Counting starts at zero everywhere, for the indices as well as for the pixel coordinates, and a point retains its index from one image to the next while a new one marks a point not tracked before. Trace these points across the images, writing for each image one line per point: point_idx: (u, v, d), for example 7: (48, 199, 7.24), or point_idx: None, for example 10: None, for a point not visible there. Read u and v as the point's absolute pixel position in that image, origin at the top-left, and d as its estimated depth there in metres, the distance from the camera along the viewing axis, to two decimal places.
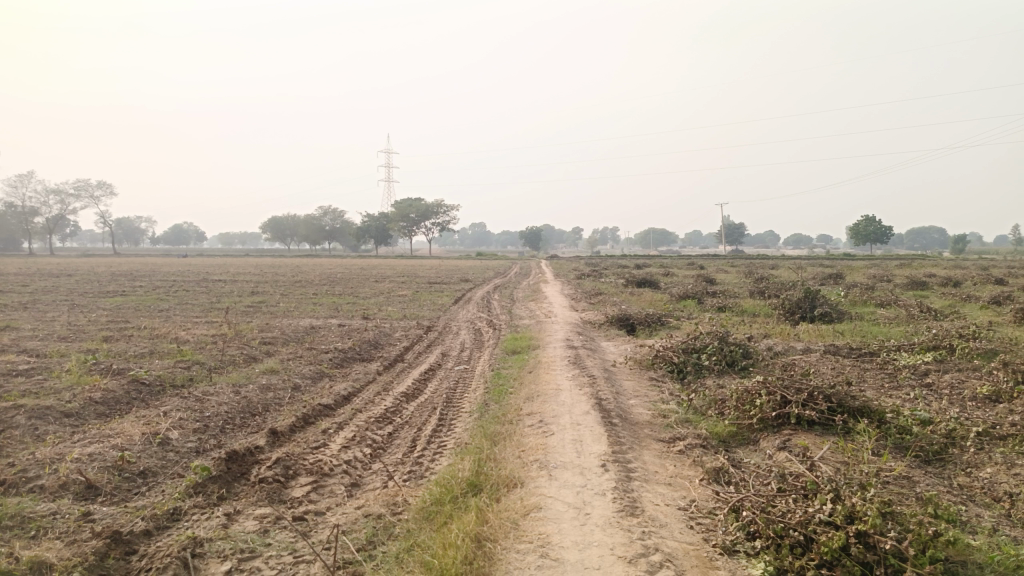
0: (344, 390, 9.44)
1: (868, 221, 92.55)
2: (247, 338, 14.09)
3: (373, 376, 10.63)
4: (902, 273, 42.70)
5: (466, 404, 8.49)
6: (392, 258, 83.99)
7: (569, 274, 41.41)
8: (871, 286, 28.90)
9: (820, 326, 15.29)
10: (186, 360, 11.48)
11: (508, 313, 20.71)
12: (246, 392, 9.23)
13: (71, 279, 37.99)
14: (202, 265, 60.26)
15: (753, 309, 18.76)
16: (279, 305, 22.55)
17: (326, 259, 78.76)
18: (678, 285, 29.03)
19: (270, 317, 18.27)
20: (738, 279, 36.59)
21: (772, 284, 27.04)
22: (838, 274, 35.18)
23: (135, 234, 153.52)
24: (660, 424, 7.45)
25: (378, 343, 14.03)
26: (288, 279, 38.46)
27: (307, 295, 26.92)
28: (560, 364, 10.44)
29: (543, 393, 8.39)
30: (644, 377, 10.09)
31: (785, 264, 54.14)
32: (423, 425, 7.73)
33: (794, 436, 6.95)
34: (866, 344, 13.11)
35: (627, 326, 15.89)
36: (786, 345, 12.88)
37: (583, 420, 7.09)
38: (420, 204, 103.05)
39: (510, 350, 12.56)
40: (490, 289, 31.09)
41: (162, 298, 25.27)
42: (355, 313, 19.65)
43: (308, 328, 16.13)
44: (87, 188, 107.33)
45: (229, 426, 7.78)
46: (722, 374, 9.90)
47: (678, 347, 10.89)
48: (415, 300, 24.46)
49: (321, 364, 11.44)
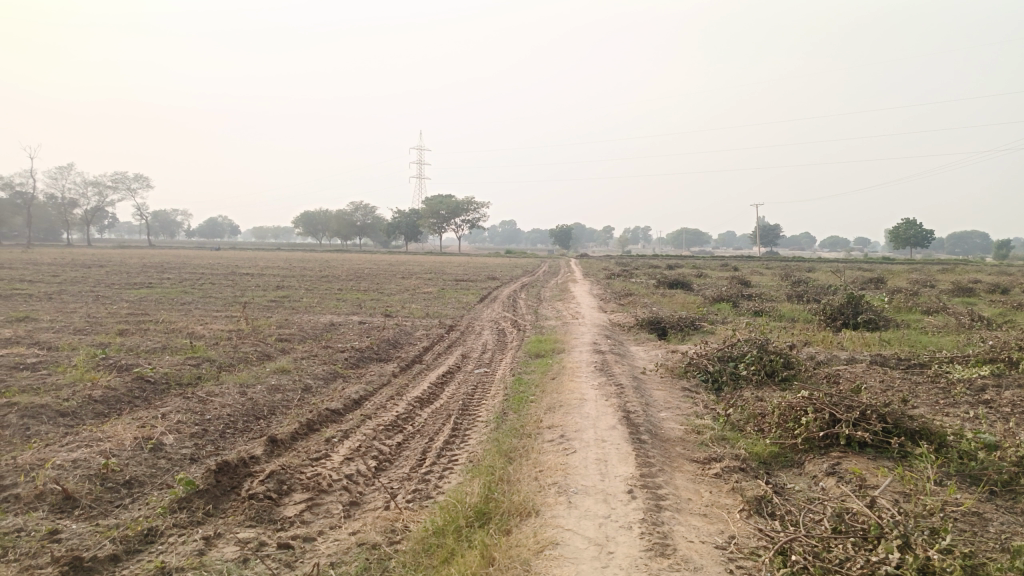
0: (355, 393, 8.91)
1: (908, 224, 90.10)
2: (263, 335, 13.71)
3: (389, 378, 10.10)
4: (944, 279, 41.16)
5: (482, 413, 7.91)
6: (421, 255, 83.83)
7: (599, 274, 40.72)
8: (915, 292, 27.77)
9: (864, 334, 14.44)
10: (197, 357, 11.07)
11: (535, 313, 20.14)
12: (253, 393, 8.77)
13: (102, 269, 38.35)
14: (233, 259, 60.73)
15: (791, 314, 17.93)
16: (302, 300, 22.23)
17: (355, 254, 79.03)
18: (711, 288, 28.19)
19: (290, 312, 17.90)
20: (773, 280, 35.58)
21: (811, 288, 26.12)
22: (879, 278, 33.98)
23: (171, 228, 156.13)
24: (693, 441, 6.79)
25: (397, 342, 13.53)
26: (314, 274, 38.35)
27: (332, 290, 26.62)
28: (586, 371, 9.81)
29: (565, 403, 7.76)
30: (675, 387, 9.41)
31: (822, 267, 52.75)
32: (435, 435, 7.17)
33: (844, 460, 6.24)
34: (914, 355, 12.25)
35: (657, 329, 15.19)
36: (828, 354, 12.07)
37: (608, 436, 6.46)
38: (451, 200, 102.89)
39: (534, 353, 11.95)
40: (517, 288, 30.48)
41: (186, 291, 25.13)
42: (377, 310, 19.22)
43: (327, 325, 15.73)
44: (125, 181, 109.29)
45: (229, 431, 7.30)
46: (761, 387, 9.19)
47: (713, 356, 10.20)
48: (440, 298, 23.98)
49: (336, 363, 10.95)
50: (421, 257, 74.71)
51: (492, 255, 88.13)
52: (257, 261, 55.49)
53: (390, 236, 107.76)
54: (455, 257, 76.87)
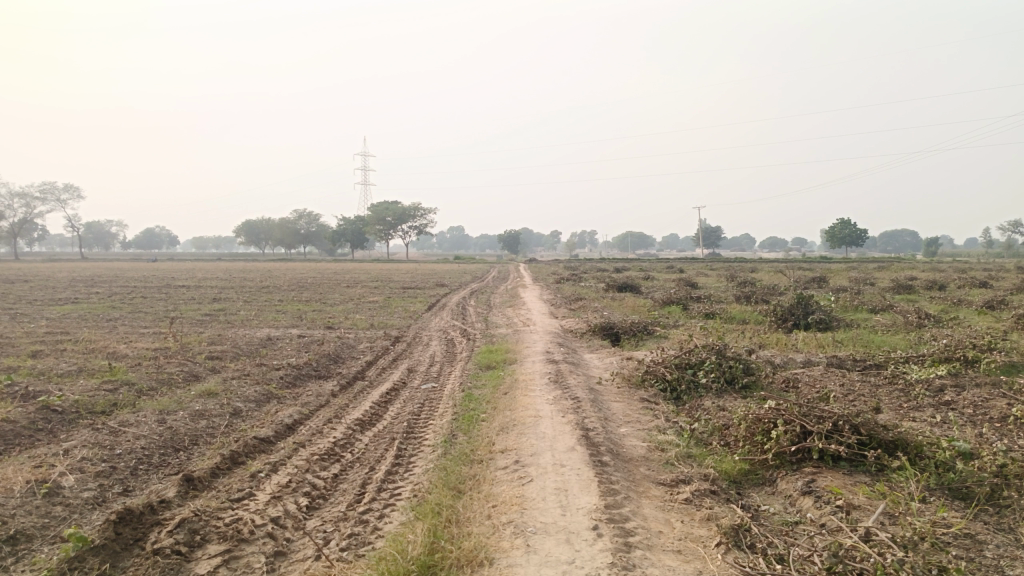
0: (288, 418, 8.13)
1: (844, 224, 92.73)
2: (193, 353, 12.74)
3: (327, 397, 9.35)
4: (884, 277, 42.07)
5: (428, 436, 7.25)
6: (368, 263, 82.41)
7: (549, 278, 40.36)
8: (859, 291, 28.16)
9: (817, 334, 14.27)
10: (114, 381, 10.09)
11: (484, 320, 19.55)
12: (173, 421, 7.91)
13: (27, 285, 36.32)
14: (171, 270, 58.33)
15: (742, 316, 17.75)
16: (240, 313, 21.14)
17: (299, 263, 77.13)
18: (660, 290, 28.06)
19: (225, 327, 16.85)
20: (721, 281, 35.84)
21: (759, 288, 26.22)
22: (822, 277, 34.48)
23: (105, 239, 150.32)
24: (657, 461, 6.28)
25: (338, 357, 12.74)
26: (255, 285, 37.02)
27: (272, 302, 25.49)
28: (540, 383, 9.24)
29: (519, 422, 7.16)
30: (633, 398, 8.91)
31: (766, 267, 53.61)
32: (376, 464, 6.48)
33: (819, 476, 5.81)
34: (870, 356, 12.05)
35: (610, 335, 14.74)
36: (784, 357, 11.76)
37: (567, 459, 5.88)
38: (397, 207, 101.57)
39: (484, 365, 11.31)
40: (466, 295, 29.83)
41: (115, 307, 23.68)
42: (319, 322, 18.33)
43: (264, 339, 14.80)
44: (54, 191, 104.63)
45: (142, 468, 6.46)
46: (722, 395, 8.76)
47: (670, 363, 9.73)
48: (386, 307, 23.20)
49: (270, 383, 10.12)
50: (368, 265, 73.26)
51: (440, 261, 87.19)
52: (195, 272, 53.40)
53: (335, 244, 105.74)
54: (403, 264, 75.57)
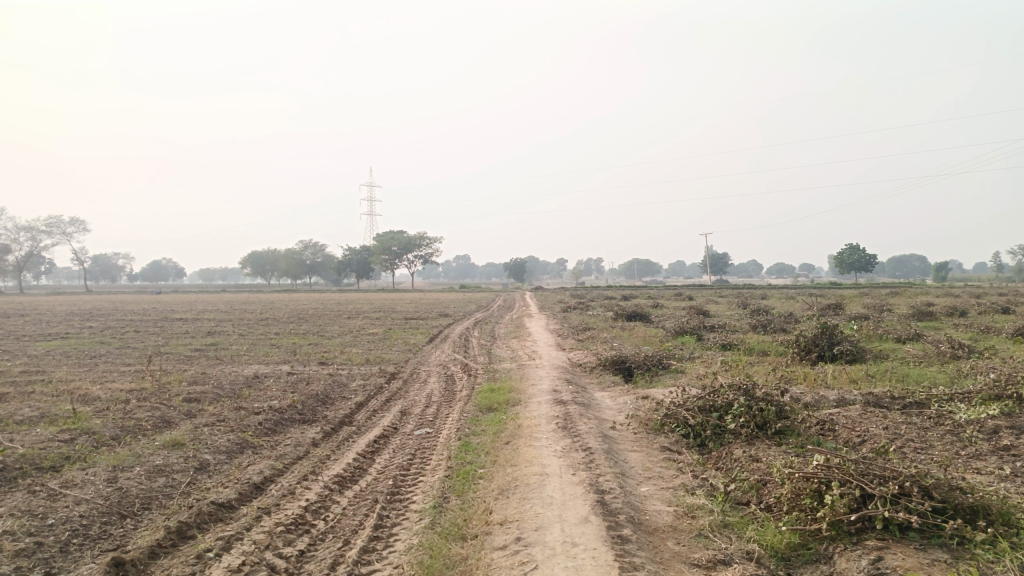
0: (259, 475, 7.10)
1: (851, 249, 91.67)
2: (170, 395, 11.72)
3: (307, 447, 8.32)
4: (900, 302, 40.94)
5: (416, 500, 6.22)
6: (370, 294, 81.66)
7: (556, 307, 39.38)
8: (878, 317, 26.98)
9: (846, 368, 13.16)
10: (74, 430, 9.06)
11: (487, 353, 18.52)
12: (126, 481, 6.88)
13: (22, 319, 35.64)
14: (172, 302, 57.73)
15: (761, 348, 16.69)
16: (232, 348, 20.15)
17: (302, 295, 76.38)
18: (671, 319, 26.99)
19: (212, 364, 15.86)
20: (732, 309, 34.73)
21: (775, 316, 25.12)
22: (838, 303, 33.33)
23: (111, 271, 150.50)
24: (688, 533, 5.22)
25: (328, 398, 11.71)
26: (255, 316, 36.13)
27: (268, 335, 24.54)
28: (545, 430, 8.19)
29: (522, 483, 6.10)
30: (653, 447, 7.85)
31: (776, 294, 52.54)
32: (352, 537, 5.44)
33: (887, 552, 4.74)
34: (908, 392, 10.96)
35: (622, 370, 13.68)
36: (815, 395, 10.68)
37: (580, 536, 4.84)
38: (402, 237, 100.98)
39: (485, 407, 10.24)
40: (469, 325, 28.81)
41: (104, 342, 22.69)
42: (313, 357, 17.33)
43: (250, 378, 13.78)
44: (59, 224, 104.69)
45: (75, 544, 5.43)
46: (754, 444, 7.69)
47: (693, 406, 8.67)
48: (385, 340, 22.20)
49: (246, 430, 9.09)
50: (372, 295, 72.34)
51: (446, 290, 86.23)
52: (196, 304, 52.48)
53: (341, 274, 105.17)
54: (408, 293, 74.61)
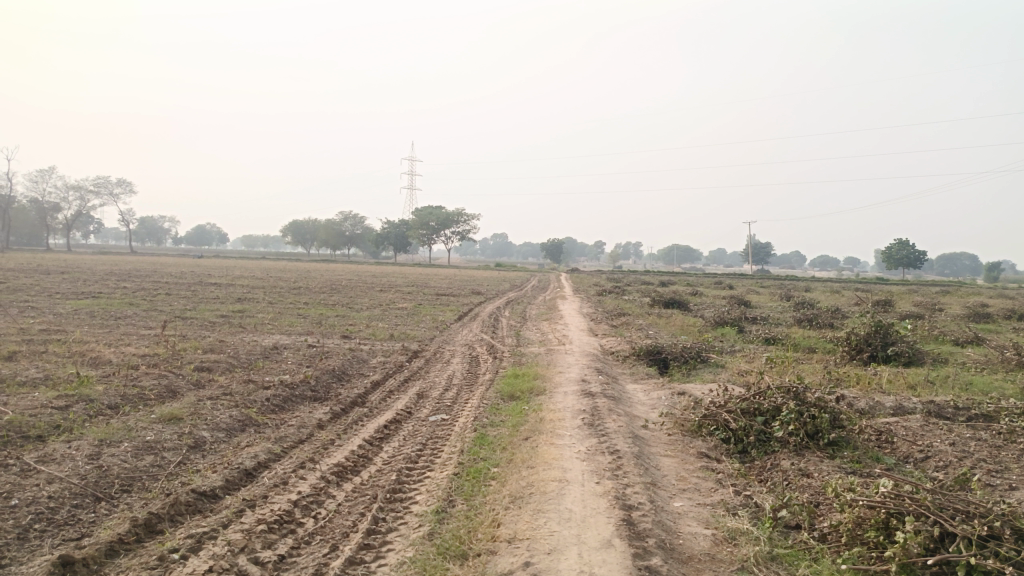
0: (253, 459, 6.48)
1: (900, 245, 88.49)
2: (181, 363, 11.25)
3: (312, 429, 7.71)
4: (952, 302, 39.02)
5: (419, 501, 5.52)
6: (405, 269, 81.60)
7: (592, 290, 38.47)
8: (931, 318, 25.55)
9: (902, 372, 12.12)
10: (72, 395, 8.59)
11: (516, 335, 17.77)
12: (109, 458, 6.32)
13: (62, 276, 36.13)
14: (210, 267, 58.17)
15: (806, 344, 15.66)
16: (258, 316, 19.76)
17: (338, 266, 76.59)
18: (710, 308, 25.98)
19: (233, 332, 15.42)
20: (774, 300, 33.38)
21: (821, 311, 23.89)
22: (887, 300, 31.76)
23: (156, 234, 153.47)
24: (728, 564, 4.43)
25: (344, 375, 11.10)
26: (288, 285, 36.00)
27: (297, 305, 24.14)
28: (570, 426, 7.43)
29: (538, 491, 5.37)
30: (688, 452, 7.05)
31: (821, 287, 50.72)
32: (341, 542, 4.76)
33: None
34: (973, 402, 9.94)
35: (658, 361, 12.84)
36: (869, 400, 9.73)
37: (599, 565, 4.09)
38: (440, 212, 100.54)
39: (507, 394, 9.51)
40: (500, 304, 28.19)
41: (132, 304, 22.49)
42: (336, 330, 16.79)
43: (268, 348, 13.29)
44: (107, 185, 106.64)
45: (36, 530, 4.85)
46: (805, 456, 6.84)
47: (735, 408, 7.83)
48: (414, 315, 21.60)
49: (250, 407, 8.52)
50: (407, 269, 72.17)
51: (482, 268, 85.64)
52: (232, 270, 52.57)
53: (378, 247, 105.47)
54: (444, 269, 74.09)
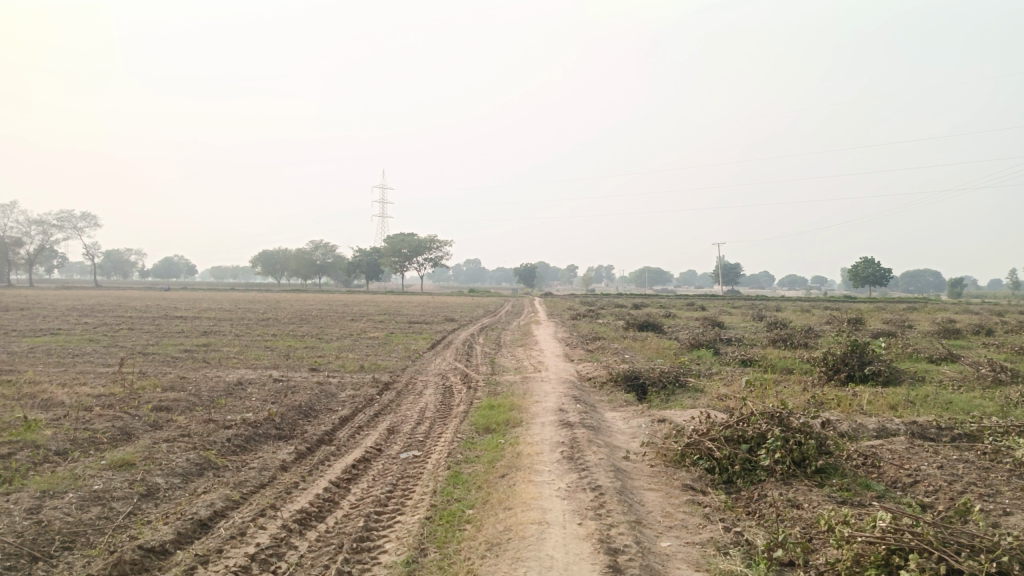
0: (210, 508, 6.03)
1: (866, 263, 90.01)
2: (139, 403, 10.69)
3: (275, 471, 7.25)
4: (921, 319, 39.47)
5: (389, 550, 5.11)
6: (377, 297, 80.83)
7: (566, 315, 38.24)
8: (903, 335, 25.73)
9: (881, 392, 12.00)
10: (16, 441, 8.02)
11: (490, 363, 17.40)
12: (51, 512, 5.82)
13: (19, 313, 34.95)
14: (175, 300, 56.99)
15: (783, 365, 15.52)
16: (224, 350, 19.14)
17: (308, 295, 75.64)
18: (684, 330, 25.90)
19: (196, 368, 14.82)
20: (747, 321, 33.44)
21: (794, 331, 23.90)
22: (858, 318, 32.03)
23: (122, 267, 150.79)
24: None
25: (312, 411, 10.62)
26: (256, 316, 35.21)
27: (265, 337, 23.51)
28: (548, 461, 7.07)
29: (516, 535, 5.01)
30: (672, 485, 6.74)
31: (792, 307, 51.08)
32: None
33: None
34: (955, 422, 9.79)
35: (636, 387, 12.56)
36: (852, 423, 9.53)
37: None
38: (412, 239, 100.14)
39: (482, 427, 9.14)
40: (474, 331, 27.83)
41: (92, 340, 21.68)
42: (304, 362, 16.26)
43: (232, 384, 12.75)
44: (70, 218, 104.60)
45: None
46: (793, 486, 6.58)
47: (718, 436, 7.55)
48: (386, 345, 21.12)
49: (210, 449, 8.03)
50: (378, 297, 71.52)
51: (455, 295, 85.20)
52: (199, 302, 51.48)
53: (349, 275, 104.56)
54: (416, 297, 73.45)
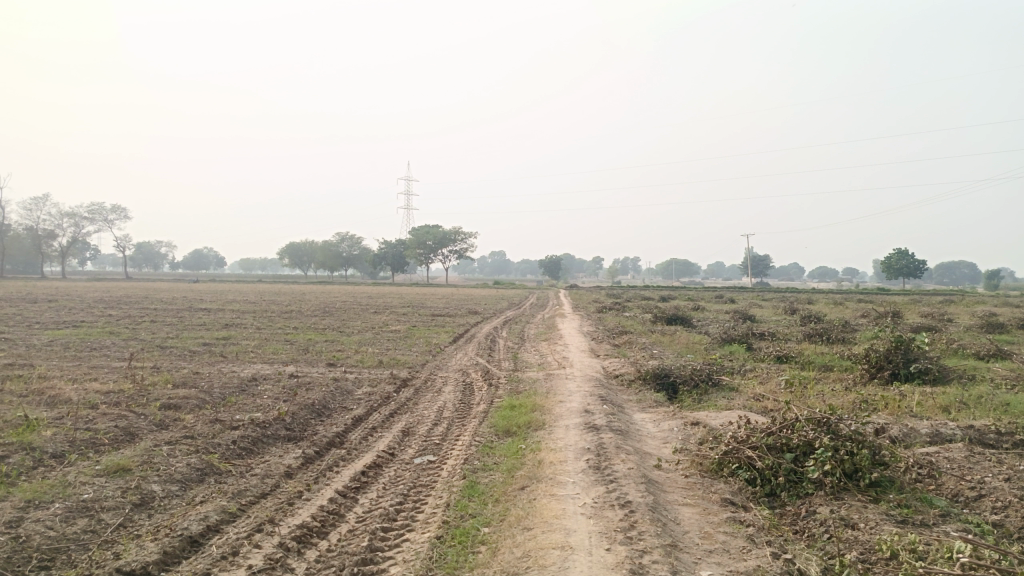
0: (204, 522, 5.53)
1: (900, 254, 87.80)
2: (147, 400, 10.29)
3: (279, 479, 6.75)
4: (959, 312, 38.06)
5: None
6: (401, 289, 80.68)
7: (592, 308, 37.52)
8: (945, 330, 24.62)
9: (930, 392, 11.19)
10: (12, 443, 7.62)
11: (513, 358, 16.81)
12: (32, 525, 5.36)
13: (47, 304, 35.20)
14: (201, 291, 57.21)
15: (821, 363, 14.72)
16: (243, 344, 18.77)
17: (332, 287, 75.76)
18: (713, 324, 25.10)
19: (212, 363, 14.42)
20: (778, 314, 32.46)
21: (829, 326, 22.96)
22: (895, 312, 30.88)
23: (153, 259, 152.86)
24: None
25: (326, 411, 10.12)
26: (280, 309, 35.07)
27: (285, 330, 23.16)
28: (573, 472, 6.47)
29: (537, 564, 4.43)
30: (711, 499, 6.11)
31: (823, 300, 49.78)
32: None
33: None
34: (1016, 427, 8.98)
35: (665, 386, 11.89)
36: (901, 426, 8.79)
37: None
38: (437, 231, 99.87)
39: (502, 430, 8.57)
40: (497, 324, 27.29)
41: (113, 333, 21.51)
42: (322, 357, 15.79)
43: (245, 380, 12.32)
44: (102, 211, 106.07)
45: None
46: (844, 502, 5.91)
47: (760, 444, 6.88)
48: (407, 339, 20.65)
49: (214, 453, 7.56)
50: (402, 289, 71.38)
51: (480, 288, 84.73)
52: (224, 295, 51.68)
53: (375, 267, 104.66)
54: (440, 289, 72.95)
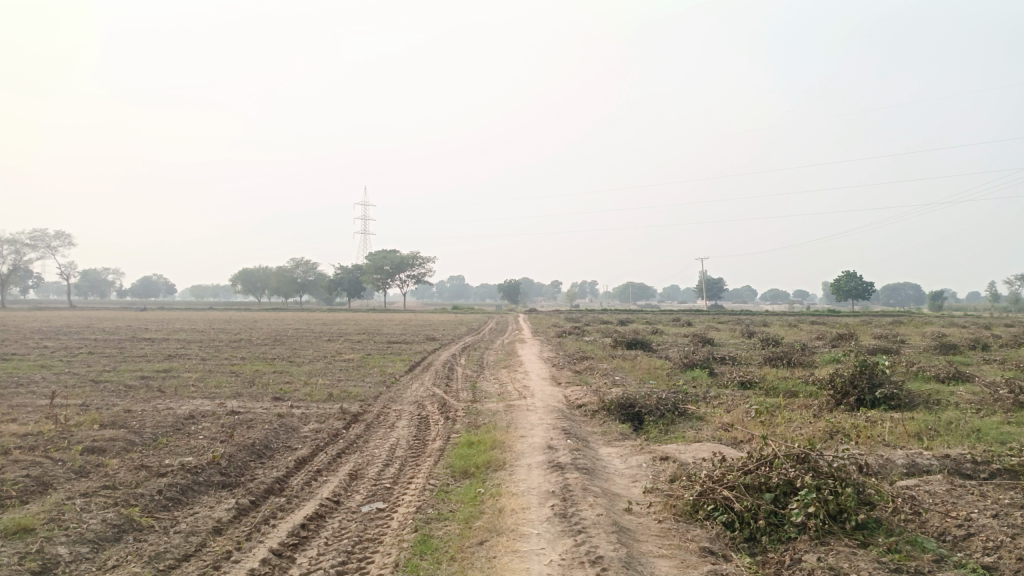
0: None
1: (849, 277, 89.64)
2: (68, 444, 9.34)
3: (206, 536, 5.98)
4: (910, 332, 38.58)
5: None
6: (357, 315, 79.11)
7: (551, 332, 37.01)
8: (903, 351, 24.73)
9: (899, 419, 10.87)
10: None
11: (470, 388, 16.11)
12: None
13: None
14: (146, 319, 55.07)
15: (786, 388, 14.40)
16: (184, 377, 17.67)
17: (286, 313, 73.93)
18: (674, 348, 24.78)
19: (147, 399, 13.41)
20: (737, 338, 32.40)
21: (788, 349, 22.82)
22: (851, 333, 31.08)
23: (98, 285, 147.91)
24: None
25: (267, 452, 9.31)
26: (229, 338, 33.74)
27: (232, 361, 22.06)
28: (538, 521, 5.85)
29: None
30: (688, 549, 5.55)
31: (779, 322, 50.09)
32: None
33: None
34: (991, 455, 8.68)
35: (630, 416, 11.37)
36: (877, 458, 8.41)
37: None
38: (394, 256, 98.61)
39: (459, 471, 7.91)
40: (455, 351, 26.55)
41: (44, 367, 20.14)
42: (268, 391, 14.87)
43: (181, 418, 11.39)
44: (44, 237, 102.29)
45: None
46: (831, 548, 5.42)
47: (738, 484, 6.38)
48: (360, 369, 19.77)
49: (134, 506, 6.74)
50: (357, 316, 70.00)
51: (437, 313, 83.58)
52: (170, 323, 49.86)
53: (330, 293, 102.68)
54: (397, 314, 71.67)
